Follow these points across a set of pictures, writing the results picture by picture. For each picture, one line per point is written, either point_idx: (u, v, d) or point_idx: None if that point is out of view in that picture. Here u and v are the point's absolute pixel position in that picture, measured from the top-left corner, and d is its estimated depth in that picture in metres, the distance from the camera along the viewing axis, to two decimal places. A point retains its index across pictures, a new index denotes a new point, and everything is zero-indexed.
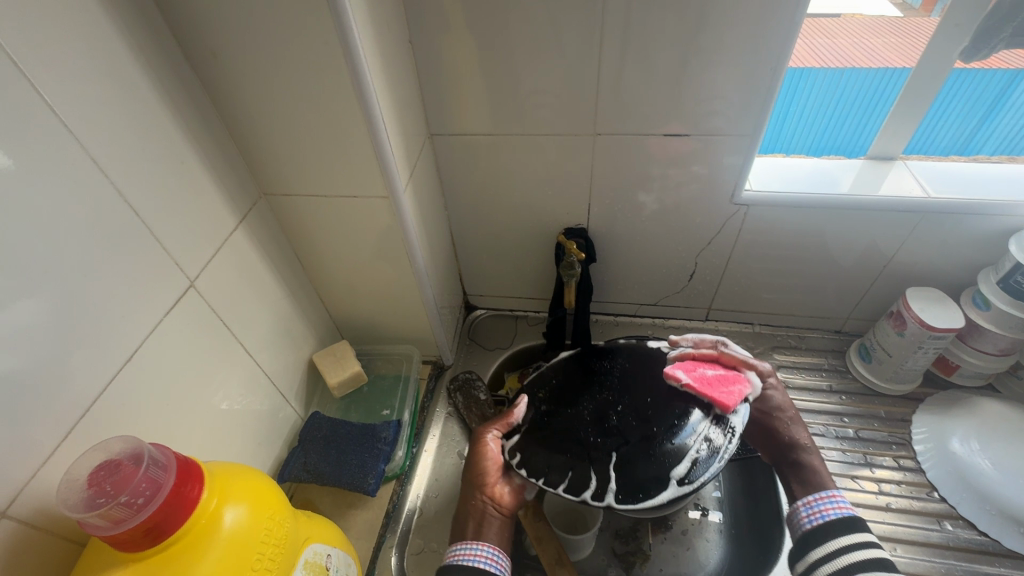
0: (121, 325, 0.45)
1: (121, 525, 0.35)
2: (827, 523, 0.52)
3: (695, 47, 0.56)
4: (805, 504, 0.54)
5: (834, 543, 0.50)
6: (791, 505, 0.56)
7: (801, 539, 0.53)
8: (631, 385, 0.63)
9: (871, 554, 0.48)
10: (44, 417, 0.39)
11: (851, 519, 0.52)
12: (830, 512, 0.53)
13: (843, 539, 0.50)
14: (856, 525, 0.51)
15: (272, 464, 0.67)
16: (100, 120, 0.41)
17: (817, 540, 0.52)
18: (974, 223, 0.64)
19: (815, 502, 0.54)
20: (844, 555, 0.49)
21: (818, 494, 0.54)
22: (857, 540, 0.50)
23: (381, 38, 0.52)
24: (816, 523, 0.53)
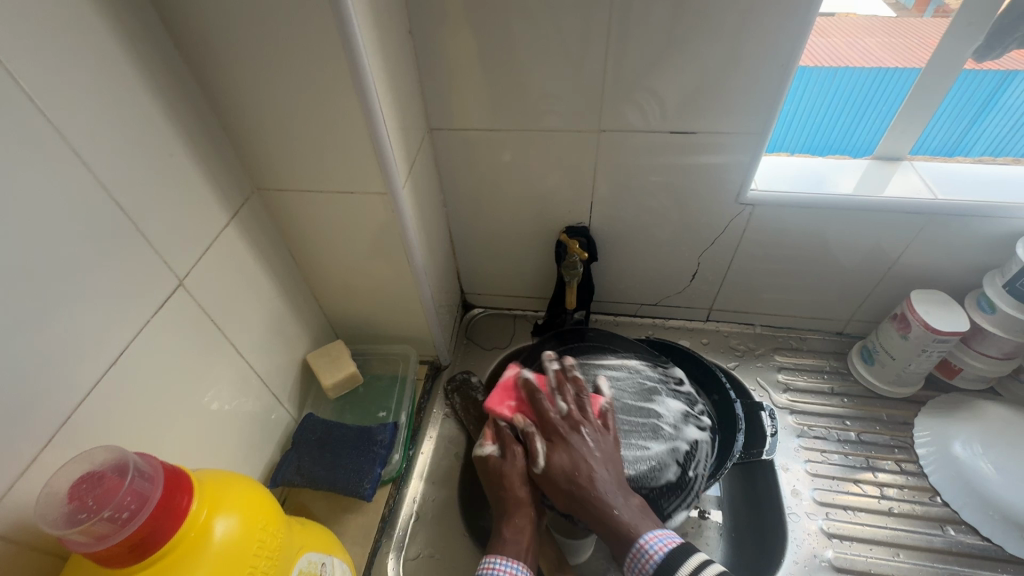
0: (106, 328, 0.42)
1: (104, 541, 0.33)
2: (665, 560, 0.50)
3: (705, 42, 0.54)
4: (635, 558, 0.51)
5: (686, 566, 0.49)
6: (638, 539, 0.52)
7: None
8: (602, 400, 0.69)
9: (712, 568, 0.49)
10: (24, 425, 0.37)
11: (679, 549, 0.51)
12: (660, 551, 0.50)
13: (685, 566, 0.49)
14: (688, 548, 0.51)
15: (265, 468, 0.65)
16: (84, 112, 0.39)
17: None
18: (982, 226, 0.63)
19: (652, 542, 0.51)
20: (701, 573, 0.48)
21: (649, 534, 0.52)
22: (698, 560, 0.50)
23: (381, 28, 0.50)
24: (657, 564, 0.50)
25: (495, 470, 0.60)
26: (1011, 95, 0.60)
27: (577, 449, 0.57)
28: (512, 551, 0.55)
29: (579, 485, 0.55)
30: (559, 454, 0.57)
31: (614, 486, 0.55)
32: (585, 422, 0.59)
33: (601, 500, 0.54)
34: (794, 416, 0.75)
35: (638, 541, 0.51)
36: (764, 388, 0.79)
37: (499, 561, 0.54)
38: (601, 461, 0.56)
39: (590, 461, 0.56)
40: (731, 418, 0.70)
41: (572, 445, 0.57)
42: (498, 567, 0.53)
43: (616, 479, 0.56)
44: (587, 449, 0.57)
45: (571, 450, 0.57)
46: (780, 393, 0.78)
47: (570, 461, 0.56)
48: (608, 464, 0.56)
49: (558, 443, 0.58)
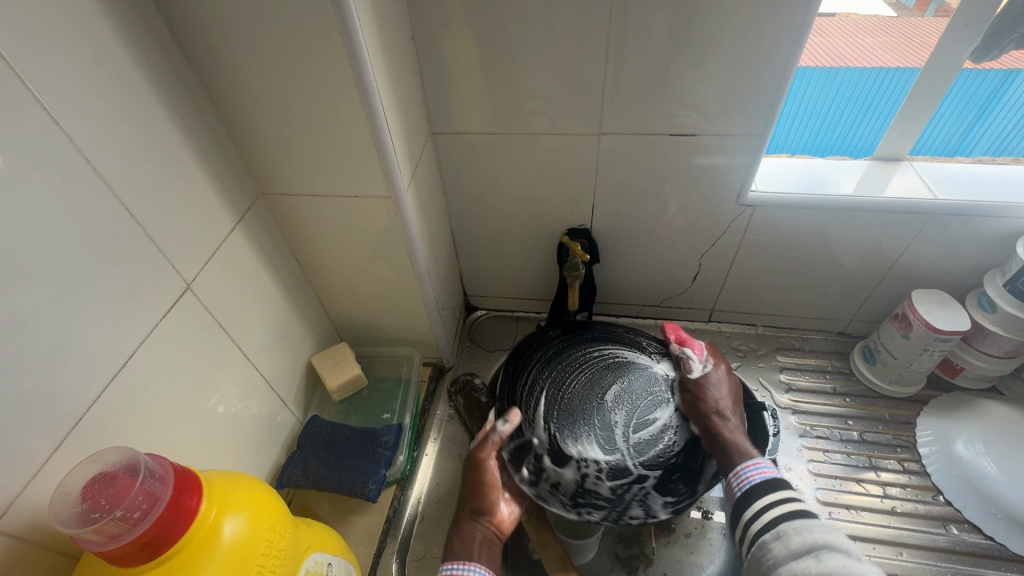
0: (116, 331, 0.43)
1: (117, 541, 0.33)
2: (759, 483, 0.56)
3: (704, 45, 0.55)
4: (737, 473, 0.58)
5: (764, 500, 0.54)
6: (736, 467, 0.59)
7: (738, 506, 0.57)
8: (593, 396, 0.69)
9: (785, 506, 0.53)
10: (36, 427, 0.37)
11: (773, 480, 0.56)
12: (756, 476, 0.57)
13: (761, 500, 0.54)
14: (781, 484, 0.56)
15: (271, 469, 0.65)
16: (93, 119, 0.40)
17: (745, 505, 0.56)
18: (982, 225, 0.63)
19: (743, 471, 0.58)
20: (768, 512, 0.53)
21: (744, 464, 0.59)
22: (785, 495, 0.54)
23: (384, 35, 0.51)
24: (746, 488, 0.57)
25: (470, 471, 0.63)
26: (1012, 95, 0.61)
27: (721, 386, 0.66)
28: (465, 555, 0.56)
29: (709, 408, 0.65)
30: (705, 380, 0.67)
31: (736, 414, 0.64)
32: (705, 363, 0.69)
33: (727, 434, 0.62)
34: (796, 416, 0.76)
35: (745, 461, 0.59)
36: (767, 388, 0.79)
37: (456, 565, 0.54)
38: (726, 394, 0.66)
39: (718, 391, 0.66)
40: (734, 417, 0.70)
41: (705, 382, 0.67)
42: (455, 570, 0.54)
43: (734, 406, 0.65)
44: (719, 379, 0.67)
45: (714, 382, 0.67)
46: (782, 393, 0.78)
47: (701, 386, 0.66)
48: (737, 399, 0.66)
49: (702, 382, 0.67)
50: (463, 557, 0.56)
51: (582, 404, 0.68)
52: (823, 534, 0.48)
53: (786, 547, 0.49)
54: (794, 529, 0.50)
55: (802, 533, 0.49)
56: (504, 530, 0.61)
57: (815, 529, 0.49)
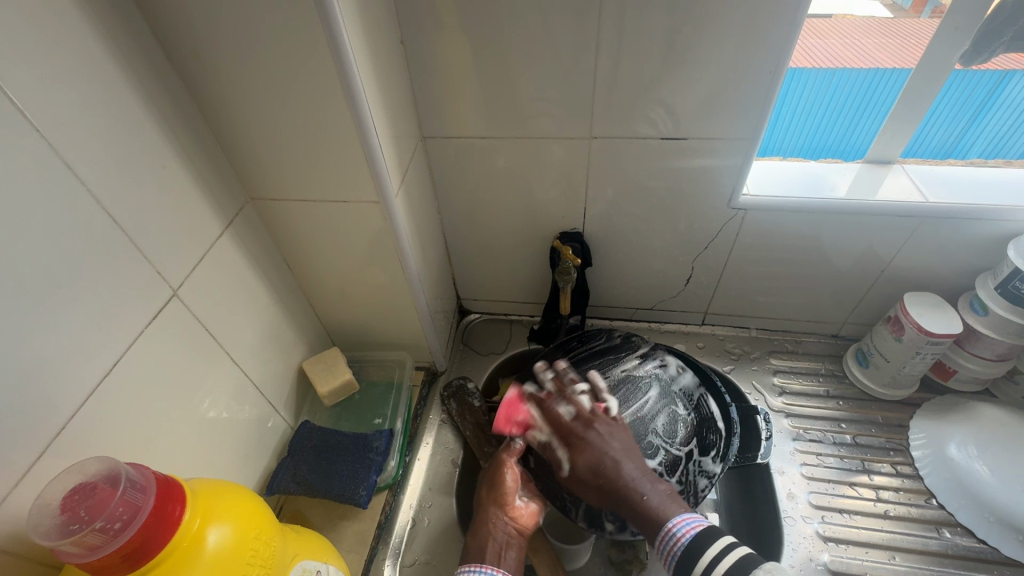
0: (101, 339, 0.43)
1: (96, 552, 0.33)
2: (688, 544, 0.49)
3: (693, 49, 0.54)
4: (663, 541, 0.50)
5: (702, 563, 0.48)
6: (664, 527, 0.51)
7: (678, 570, 0.49)
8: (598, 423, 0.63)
9: (732, 556, 0.47)
10: (18, 436, 0.37)
11: (702, 533, 0.49)
12: (687, 533, 0.50)
13: (706, 556, 0.48)
14: (716, 532, 0.49)
15: (261, 476, 0.65)
16: (76, 125, 0.39)
17: (689, 569, 0.48)
18: (972, 228, 0.63)
19: (674, 529, 0.50)
20: (718, 566, 0.47)
21: (673, 520, 0.51)
22: (721, 546, 0.48)
23: (371, 39, 0.50)
24: (684, 548, 0.49)
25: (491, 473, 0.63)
26: (1010, 94, 0.61)
27: (611, 448, 0.56)
28: (484, 557, 0.56)
29: (610, 480, 0.54)
30: (581, 460, 0.56)
31: (641, 474, 0.54)
32: (597, 418, 0.58)
33: (636, 495, 0.53)
34: (790, 419, 0.76)
35: (666, 524, 0.51)
36: (760, 391, 0.79)
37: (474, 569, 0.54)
38: (621, 444, 0.56)
39: (611, 451, 0.55)
40: (728, 419, 0.69)
41: (591, 446, 0.56)
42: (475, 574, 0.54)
43: (643, 462, 0.55)
44: (609, 437, 0.57)
45: (593, 446, 0.56)
46: (775, 396, 0.78)
47: (598, 448, 0.56)
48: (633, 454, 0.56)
49: (589, 448, 0.56)
50: (480, 559, 0.56)
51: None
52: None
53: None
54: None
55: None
56: (525, 527, 0.60)
57: None
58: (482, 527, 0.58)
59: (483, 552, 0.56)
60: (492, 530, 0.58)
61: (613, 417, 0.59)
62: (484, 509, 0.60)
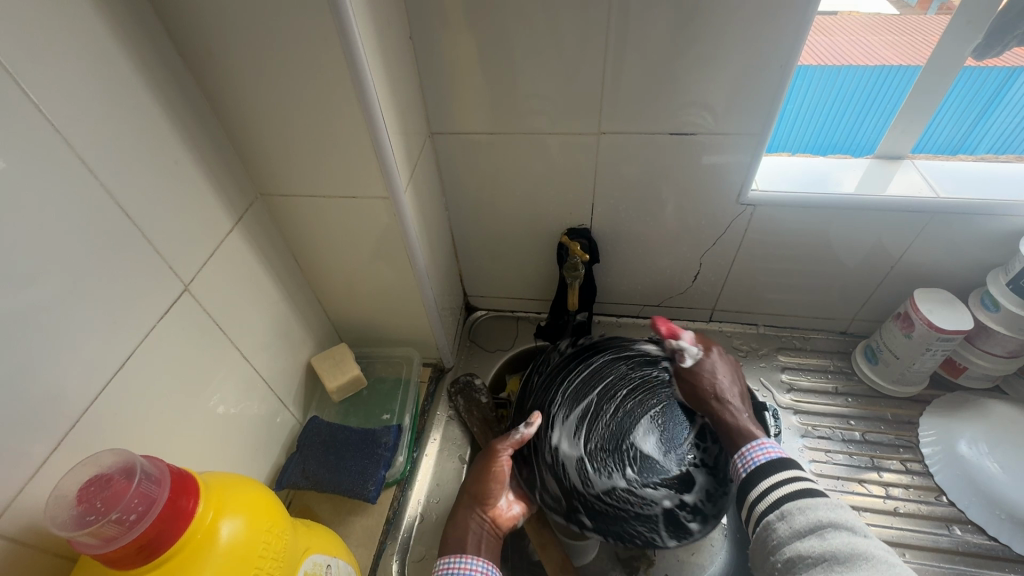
0: (114, 334, 0.43)
1: (113, 543, 0.33)
2: (766, 462, 0.55)
3: (703, 44, 0.54)
4: (742, 454, 0.57)
5: (771, 479, 0.53)
6: (744, 445, 0.58)
7: (745, 480, 0.56)
8: (614, 432, 0.63)
9: (801, 483, 0.52)
10: (35, 429, 0.38)
11: (780, 459, 0.55)
12: (762, 457, 0.56)
13: (773, 477, 0.53)
14: (788, 464, 0.54)
15: (271, 470, 0.65)
16: (90, 121, 0.40)
17: (750, 484, 0.55)
18: (984, 223, 0.63)
19: (748, 451, 0.57)
20: (779, 488, 0.52)
21: (750, 444, 0.57)
22: (791, 474, 0.53)
23: (381, 34, 0.50)
24: (752, 468, 0.56)
25: (474, 470, 0.64)
26: (1016, 92, 0.60)
27: (717, 368, 0.65)
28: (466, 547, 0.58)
29: (709, 390, 0.64)
30: (702, 374, 0.65)
31: (739, 399, 0.64)
32: (709, 347, 0.68)
33: (727, 411, 0.62)
34: (798, 416, 0.75)
35: (749, 444, 0.57)
36: (768, 388, 0.79)
37: (456, 559, 0.56)
38: (727, 376, 0.65)
39: (720, 373, 0.65)
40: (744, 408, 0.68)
41: (705, 374, 0.65)
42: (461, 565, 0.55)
43: (739, 393, 0.64)
44: (720, 362, 0.66)
45: (707, 366, 0.66)
46: (783, 393, 0.78)
47: (696, 373, 0.66)
48: (735, 368, 0.67)
49: (697, 369, 0.66)
50: (457, 549, 0.58)
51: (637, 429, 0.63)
52: (829, 513, 0.48)
53: (791, 528, 0.49)
54: (799, 510, 0.50)
55: (806, 515, 0.49)
56: (502, 525, 0.62)
57: (819, 508, 0.49)
58: (462, 519, 0.60)
59: (461, 543, 0.58)
60: (469, 524, 0.60)
61: (709, 347, 0.68)
62: (462, 505, 0.62)
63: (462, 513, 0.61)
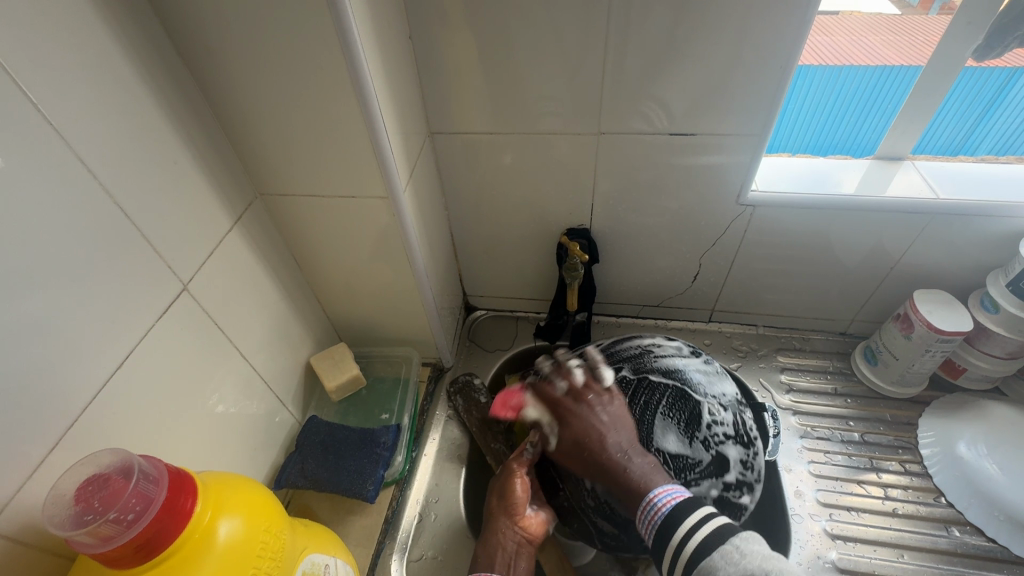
0: (113, 334, 0.43)
1: (111, 543, 0.33)
2: (666, 516, 0.48)
3: (703, 44, 0.54)
4: (644, 509, 0.50)
5: (678, 536, 0.47)
6: (649, 494, 0.50)
7: (657, 541, 0.49)
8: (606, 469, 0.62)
9: (706, 530, 0.46)
10: (33, 428, 0.38)
11: (684, 502, 0.49)
12: (663, 509, 0.49)
13: (682, 527, 0.47)
14: (693, 505, 0.48)
15: (270, 470, 0.65)
16: (89, 121, 0.40)
17: (664, 545, 0.48)
18: (984, 224, 0.63)
19: (655, 500, 0.49)
20: (690, 545, 0.46)
21: (654, 492, 0.50)
22: (695, 521, 0.47)
23: (381, 34, 0.50)
24: (658, 523, 0.49)
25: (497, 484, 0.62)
26: (1018, 93, 0.60)
27: (599, 418, 0.56)
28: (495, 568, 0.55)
29: (594, 448, 0.54)
30: (570, 432, 0.56)
31: (630, 454, 0.53)
32: (587, 391, 0.58)
33: (625, 469, 0.52)
34: (797, 417, 0.75)
35: (649, 495, 0.50)
36: (767, 389, 0.79)
37: None
38: (614, 423, 0.55)
39: (595, 422, 0.55)
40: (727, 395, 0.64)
41: (592, 434, 0.54)
42: None
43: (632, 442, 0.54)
44: (597, 408, 0.56)
45: (589, 417, 0.56)
46: (782, 393, 0.78)
47: (584, 425, 0.55)
48: (614, 421, 0.55)
49: (585, 419, 0.56)
50: (491, 571, 0.55)
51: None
52: (741, 571, 0.43)
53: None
54: (711, 574, 0.44)
55: None
56: (535, 534, 0.59)
57: (725, 566, 0.43)
58: (492, 536, 0.57)
59: (493, 562, 0.55)
60: (502, 540, 0.57)
61: (665, 375, 0.61)
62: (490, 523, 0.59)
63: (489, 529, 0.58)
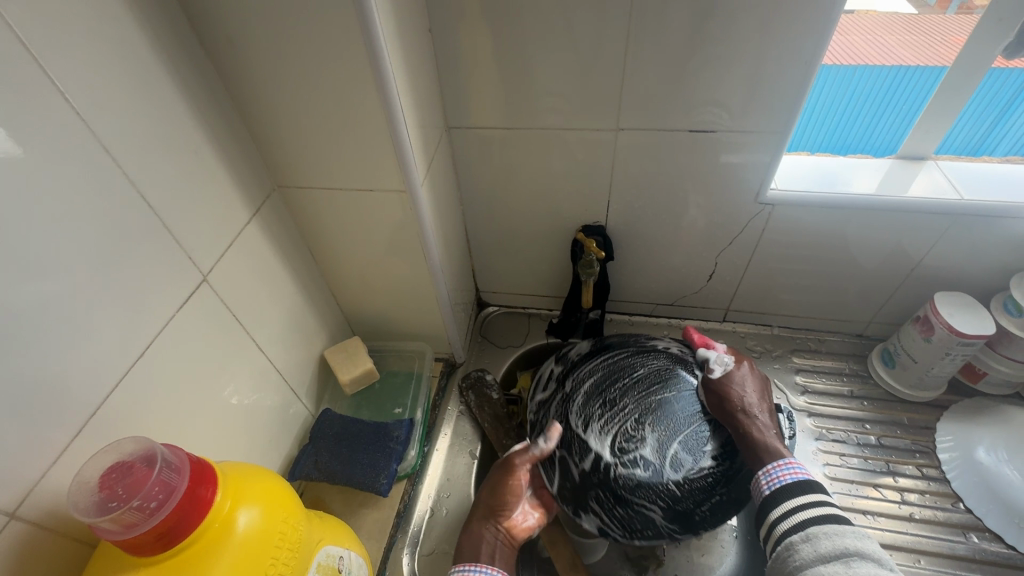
0: (134, 324, 0.44)
1: (133, 530, 0.34)
2: (790, 483, 0.52)
3: (726, 40, 0.53)
4: (765, 470, 0.53)
5: (794, 501, 0.51)
6: (768, 465, 0.54)
7: (766, 501, 0.53)
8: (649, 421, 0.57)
9: (825, 507, 0.49)
10: (54, 418, 0.38)
11: (806, 481, 0.52)
12: (788, 476, 0.52)
13: (800, 498, 0.51)
14: (812, 486, 0.51)
15: (283, 462, 0.66)
16: (115, 112, 0.40)
17: (773, 504, 0.52)
18: (1009, 227, 0.62)
19: (773, 469, 0.53)
20: (803, 510, 0.50)
21: (776, 461, 0.53)
22: (814, 497, 0.50)
23: (402, 27, 0.50)
24: (776, 487, 0.52)
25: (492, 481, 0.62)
26: None
27: (736, 379, 0.59)
28: (478, 557, 0.55)
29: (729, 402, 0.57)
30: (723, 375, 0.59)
31: (766, 412, 0.57)
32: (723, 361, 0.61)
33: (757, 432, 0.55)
34: (812, 419, 0.75)
35: (774, 460, 0.53)
36: (782, 390, 0.78)
37: (469, 566, 0.53)
38: (754, 389, 0.58)
39: (741, 389, 0.58)
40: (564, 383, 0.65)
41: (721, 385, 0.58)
42: (472, 570, 0.53)
43: (763, 403, 0.58)
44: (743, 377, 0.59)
45: (729, 378, 0.59)
46: (798, 395, 0.77)
47: (724, 385, 0.58)
48: (761, 386, 0.60)
49: (721, 378, 0.59)
50: (472, 558, 0.55)
51: (625, 419, 0.58)
52: (856, 541, 0.46)
53: (815, 553, 0.47)
54: (826, 534, 0.47)
55: (832, 541, 0.47)
56: (516, 536, 0.59)
57: (848, 536, 0.47)
58: (477, 528, 0.58)
59: (475, 553, 0.55)
60: (485, 534, 0.57)
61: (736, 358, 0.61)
62: (477, 516, 0.59)
63: (480, 521, 0.58)
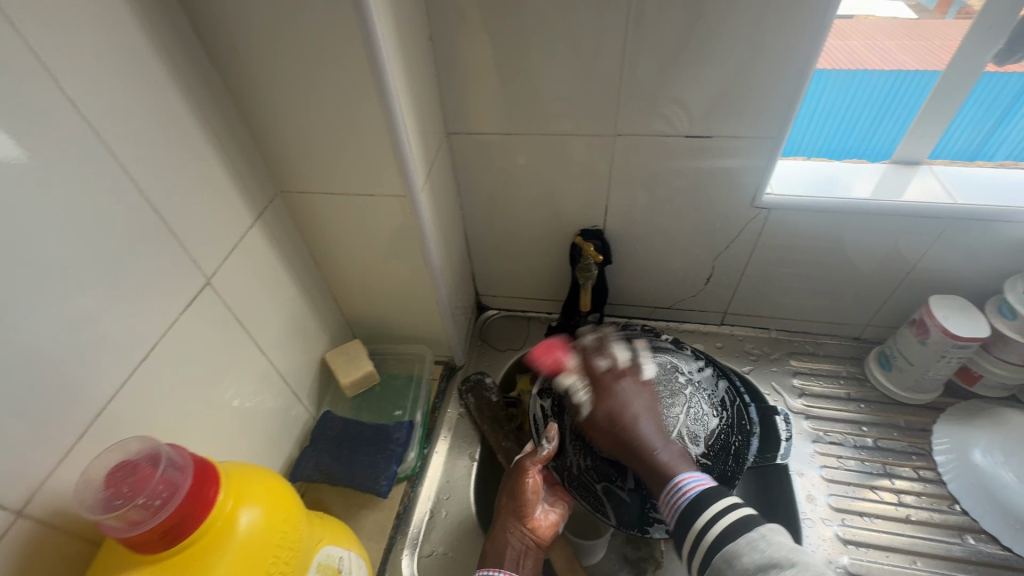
0: (139, 326, 0.44)
1: (138, 527, 0.34)
2: (688, 504, 0.52)
3: (720, 47, 0.54)
4: (669, 493, 0.54)
5: (704, 516, 0.51)
6: (674, 478, 0.55)
7: (680, 522, 0.53)
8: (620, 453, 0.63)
9: (734, 514, 0.50)
10: (61, 417, 0.39)
11: (704, 491, 0.53)
12: (689, 491, 0.53)
13: (707, 511, 0.51)
14: (715, 493, 0.52)
15: (284, 463, 0.66)
16: (122, 119, 0.41)
17: (689, 522, 0.51)
18: (1002, 230, 0.62)
19: (683, 481, 0.54)
20: (716, 523, 0.50)
21: (682, 474, 0.55)
22: (723, 506, 0.51)
23: (402, 35, 0.51)
24: (685, 504, 0.53)
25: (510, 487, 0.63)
26: None
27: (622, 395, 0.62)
28: (503, 563, 0.58)
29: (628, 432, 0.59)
30: (604, 406, 0.61)
31: (656, 432, 0.59)
32: (627, 374, 0.64)
33: (649, 448, 0.57)
34: (810, 421, 0.75)
35: (674, 479, 0.55)
36: (779, 392, 0.78)
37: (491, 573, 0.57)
38: (642, 408, 0.61)
39: (633, 407, 0.61)
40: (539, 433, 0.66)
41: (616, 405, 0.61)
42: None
43: (654, 422, 0.60)
44: (628, 393, 0.62)
45: (618, 397, 0.62)
46: (795, 397, 0.78)
47: (619, 404, 0.61)
48: (642, 392, 0.62)
49: (608, 396, 0.62)
50: (497, 564, 0.58)
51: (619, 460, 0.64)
52: (773, 550, 0.45)
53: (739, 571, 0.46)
54: (745, 546, 0.47)
55: (738, 561, 0.46)
56: (543, 536, 0.61)
57: (759, 545, 0.46)
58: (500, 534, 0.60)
59: (499, 560, 0.58)
60: (509, 538, 0.60)
61: (642, 378, 0.64)
62: (501, 520, 0.61)
63: (504, 527, 0.61)
